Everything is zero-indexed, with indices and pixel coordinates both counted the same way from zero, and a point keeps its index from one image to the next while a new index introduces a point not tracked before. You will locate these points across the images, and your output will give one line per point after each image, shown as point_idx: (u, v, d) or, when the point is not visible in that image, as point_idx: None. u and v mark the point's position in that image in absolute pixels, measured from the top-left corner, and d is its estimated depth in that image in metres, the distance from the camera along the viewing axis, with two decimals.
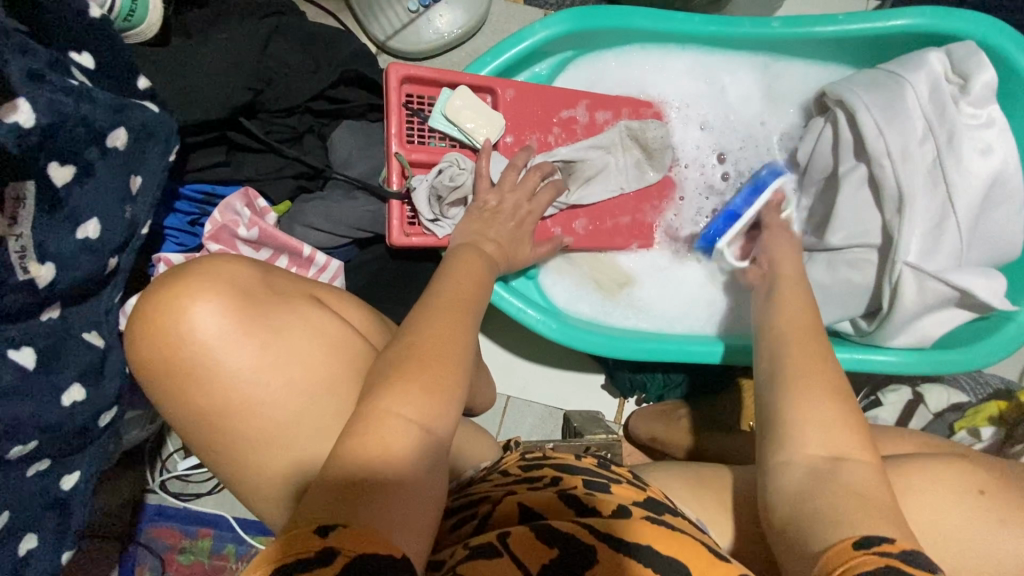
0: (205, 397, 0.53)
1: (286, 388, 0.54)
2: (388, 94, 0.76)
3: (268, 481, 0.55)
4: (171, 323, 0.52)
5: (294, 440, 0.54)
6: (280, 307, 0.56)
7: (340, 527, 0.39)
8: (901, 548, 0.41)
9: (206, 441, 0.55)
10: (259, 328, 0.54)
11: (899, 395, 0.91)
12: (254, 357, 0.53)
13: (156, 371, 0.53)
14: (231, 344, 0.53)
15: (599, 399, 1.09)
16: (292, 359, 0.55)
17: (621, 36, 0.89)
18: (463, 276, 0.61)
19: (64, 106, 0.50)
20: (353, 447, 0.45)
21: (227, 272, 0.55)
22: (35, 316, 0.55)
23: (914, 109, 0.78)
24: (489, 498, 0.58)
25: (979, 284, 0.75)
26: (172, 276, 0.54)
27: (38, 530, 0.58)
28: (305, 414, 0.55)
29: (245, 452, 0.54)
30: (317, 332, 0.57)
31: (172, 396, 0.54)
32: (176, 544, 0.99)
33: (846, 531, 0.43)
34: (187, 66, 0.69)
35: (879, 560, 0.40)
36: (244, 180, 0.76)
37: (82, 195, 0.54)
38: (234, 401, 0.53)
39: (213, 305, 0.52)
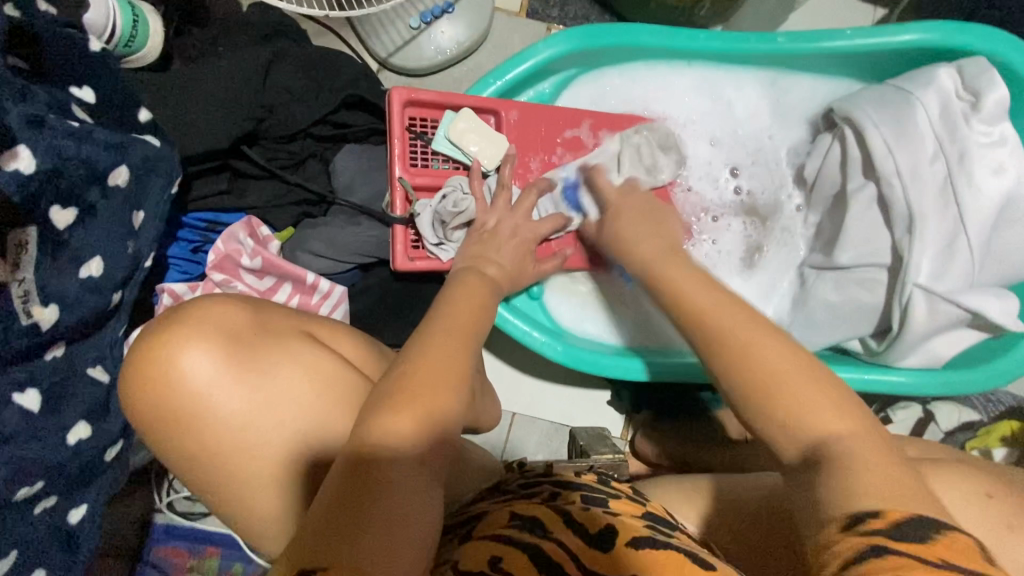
0: (199, 440, 0.53)
1: (278, 428, 0.54)
2: (391, 118, 0.75)
3: (268, 518, 0.55)
4: (163, 368, 0.52)
5: (290, 478, 0.54)
6: (272, 346, 0.56)
7: None
8: (893, 521, 0.39)
9: (203, 481, 0.55)
10: (251, 370, 0.54)
11: (909, 412, 0.90)
12: (247, 398, 0.53)
13: (149, 417, 0.53)
14: (221, 387, 0.53)
15: (605, 415, 1.08)
16: (284, 397, 0.55)
17: (625, 53, 0.88)
18: (463, 301, 0.60)
19: (66, 151, 0.50)
20: (342, 481, 0.45)
21: (215, 313, 0.55)
22: (40, 355, 0.55)
23: (923, 127, 0.77)
24: (485, 513, 0.58)
25: (993, 306, 0.74)
26: (164, 320, 0.54)
27: (46, 565, 0.58)
28: (301, 450, 0.55)
29: (243, 490, 0.54)
30: (309, 368, 0.56)
31: (167, 440, 0.54)
32: (184, 563, 1.00)
33: (842, 508, 0.42)
34: (187, 96, 0.68)
35: (866, 543, 0.39)
36: (248, 207, 0.76)
37: (85, 235, 0.54)
38: (228, 443, 0.53)
39: (201, 349, 0.53)
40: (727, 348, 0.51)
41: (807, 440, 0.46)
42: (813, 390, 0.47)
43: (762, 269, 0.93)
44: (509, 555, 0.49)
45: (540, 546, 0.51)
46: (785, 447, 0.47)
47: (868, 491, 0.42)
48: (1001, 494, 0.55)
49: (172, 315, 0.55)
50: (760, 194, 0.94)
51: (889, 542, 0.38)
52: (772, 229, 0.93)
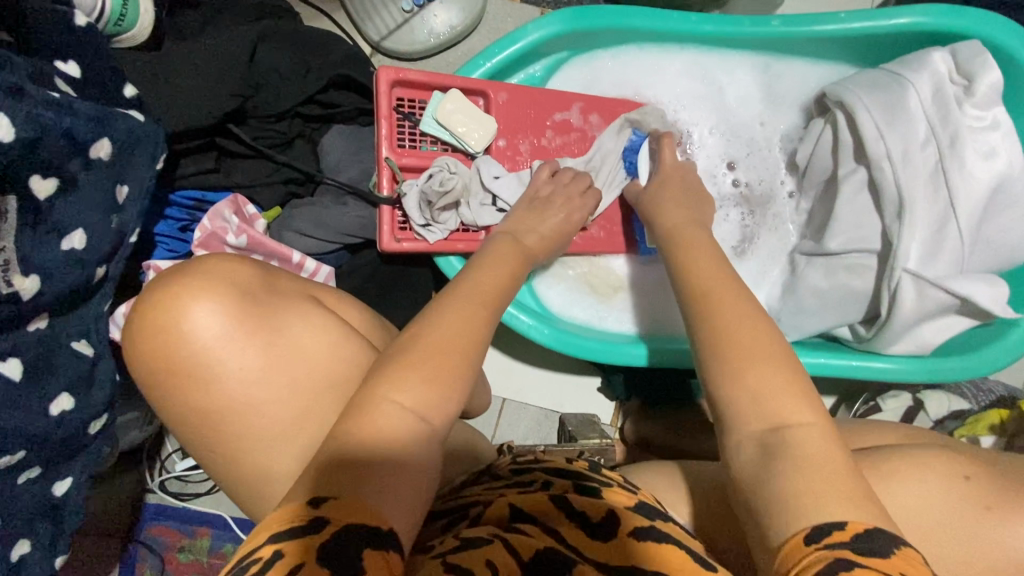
0: (207, 394, 0.54)
1: (287, 386, 0.55)
2: (379, 98, 0.75)
3: (270, 480, 0.54)
4: (174, 320, 0.52)
5: (294, 438, 0.55)
6: (281, 306, 0.57)
7: (331, 500, 0.40)
8: (853, 533, 0.40)
9: (206, 439, 0.55)
10: (261, 326, 0.54)
11: (899, 401, 0.89)
12: (256, 354, 0.54)
13: (157, 369, 0.54)
14: (230, 342, 0.53)
15: (595, 401, 1.08)
16: (294, 355, 0.55)
17: (617, 36, 0.87)
18: (491, 269, 0.61)
19: (45, 120, 0.50)
20: (346, 437, 0.45)
21: (227, 270, 0.56)
22: (23, 326, 0.56)
23: (916, 110, 0.76)
24: (478, 501, 0.57)
25: (982, 291, 0.73)
26: (174, 275, 0.54)
27: (31, 534, 0.59)
28: (307, 410, 0.55)
29: (247, 449, 0.54)
30: (318, 328, 0.57)
31: (173, 393, 0.54)
32: (176, 543, 1.01)
33: (803, 519, 0.42)
34: (172, 72, 0.68)
35: (830, 555, 0.39)
36: (234, 186, 0.76)
37: (66, 207, 0.54)
38: (235, 398, 0.54)
39: (215, 304, 0.53)
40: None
41: (764, 439, 0.47)
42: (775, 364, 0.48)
43: (751, 256, 0.93)
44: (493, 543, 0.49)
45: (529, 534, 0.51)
46: (741, 449, 0.48)
47: (828, 504, 0.42)
48: (979, 477, 0.55)
49: (182, 272, 0.55)
50: (752, 180, 0.93)
51: (852, 556, 0.39)
52: (764, 215, 0.93)
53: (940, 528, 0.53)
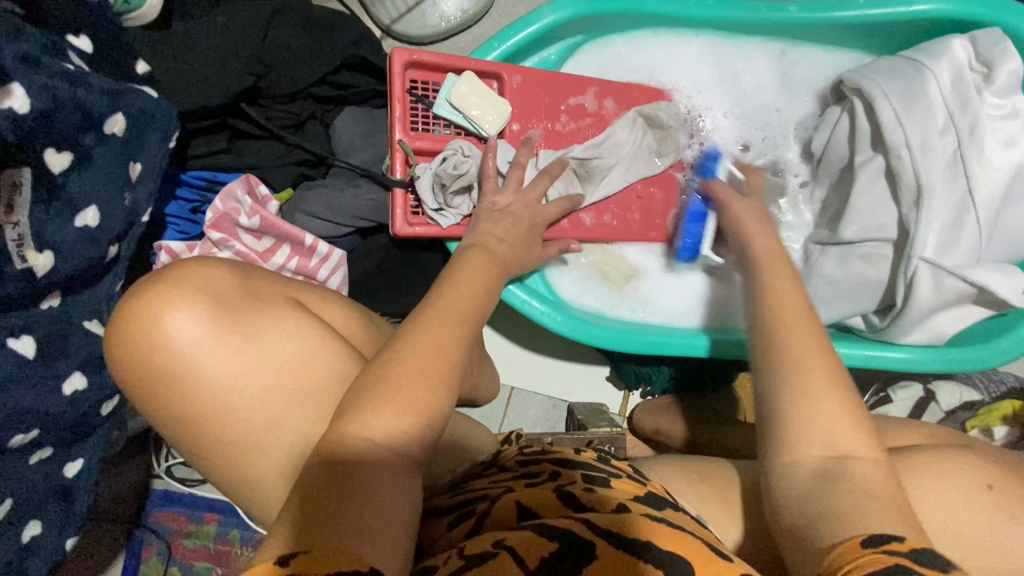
0: (183, 406, 0.53)
1: (263, 394, 0.54)
2: (392, 79, 0.74)
3: (253, 484, 0.56)
4: (146, 330, 0.52)
5: (273, 446, 0.55)
6: (255, 310, 0.56)
7: (303, 553, 0.39)
8: (911, 547, 0.40)
9: (190, 446, 0.55)
10: (234, 333, 0.54)
11: (909, 392, 0.89)
12: (231, 362, 0.53)
13: (133, 379, 0.53)
14: (203, 351, 0.53)
15: (603, 391, 1.08)
16: (270, 362, 0.54)
17: (633, 20, 0.86)
18: (468, 281, 0.59)
19: (61, 92, 0.49)
20: (324, 472, 0.45)
21: (200, 277, 0.54)
22: (34, 304, 0.55)
23: (935, 97, 0.76)
24: (486, 495, 0.57)
25: (999, 280, 0.73)
26: (147, 282, 0.53)
27: (42, 516, 0.59)
28: (286, 420, 0.55)
29: (229, 456, 0.55)
30: (295, 335, 0.56)
31: (152, 402, 0.54)
32: (182, 529, 1.00)
33: (858, 528, 0.42)
34: (184, 49, 0.67)
35: (886, 560, 0.39)
36: (245, 167, 0.75)
37: (80, 182, 0.53)
38: (211, 408, 0.53)
39: (186, 312, 0.52)
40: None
41: (824, 466, 0.47)
42: None
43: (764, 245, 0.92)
44: (514, 537, 0.47)
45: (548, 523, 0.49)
46: (796, 469, 0.48)
47: (881, 519, 0.43)
48: (1001, 485, 0.54)
49: (155, 277, 0.54)
50: (765, 169, 0.92)
51: (911, 564, 0.39)
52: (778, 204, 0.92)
53: (959, 514, 0.52)
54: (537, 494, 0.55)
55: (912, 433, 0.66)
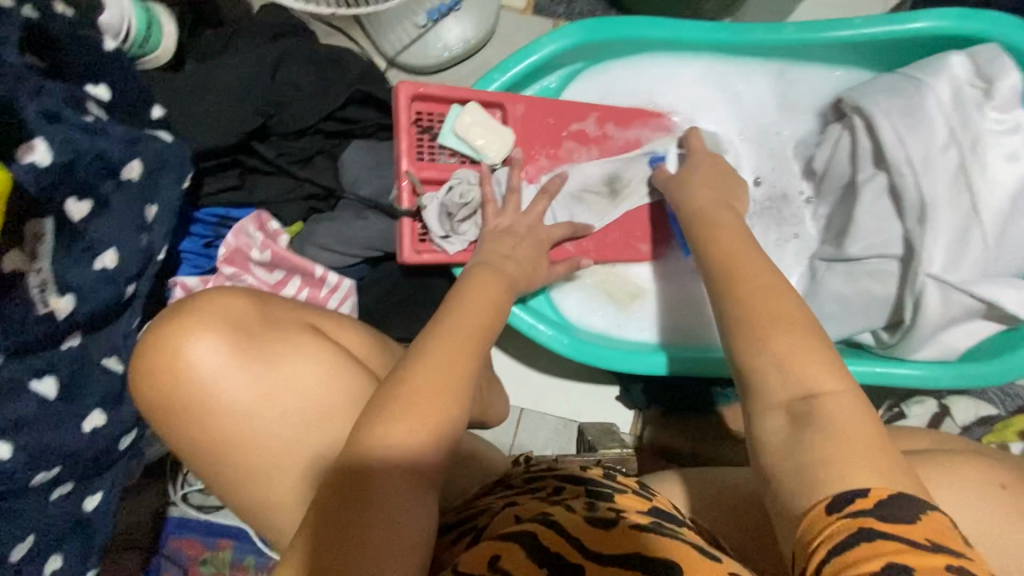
0: (204, 430, 0.55)
1: (282, 419, 0.56)
2: (398, 113, 0.76)
3: (276, 510, 0.57)
4: (172, 357, 0.54)
5: (296, 472, 0.56)
6: (278, 336, 0.57)
7: None
8: (875, 500, 0.40)
9: (210, 469, 0.57)
10: (257, 360, 0.55)
11: (924, 406, 0.88)
12: (252, 388, 0.55)
13: (159, 404, 0.55)
14: (227, 375, 0.54)
15: (613, 410, 1.08)
16: (289, 387, 0.56)
17: (631, 46, 0.88)
18: (474, 301, 0.60)
19: (81, 144, 0.51)
20: (337, 494, 0.47)
21: (221, 305, 0.56)
22: (57, 344, 0.56)
23: (936, 115, 0.76)
24: (489, 510, 0.59)
25: (1009, 295, 0.72)
26: (174, 310, 0.55)
27: (64, 549, 0.60)
28: (307, 443, 0.56)
29: (252, 483, 0.56)
30: (314, 360, 0.57)
31: (176, 427, 0.56)
32: (198, 555, 1.01)
33: (824, 490, 0.42)
34: (197, 93, 0.69)
35: (851, 524, 0.39)
36: (257, 202, 0.77)
37: (99, 228, 0.56)
38: (235, 434, 0.55)
39: (210, 339, 0.54)
40: (732, 336, 0.51)
41: (794, 409, 0.47)
42: (804, 349, 0.48)
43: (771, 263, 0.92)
44: (506, 553, 0.48)
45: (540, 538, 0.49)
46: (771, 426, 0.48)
47: (849, 469, 0.42)
48: (1014, 485, 0.54)
49: (182, 305, 0.57)
50: (768, 186, 0.93)
51: (877, 524, 0.38)
52: (781, 221, 0.92)
53: (976, 534, 0.52)
54: (536, 504, 0.56)
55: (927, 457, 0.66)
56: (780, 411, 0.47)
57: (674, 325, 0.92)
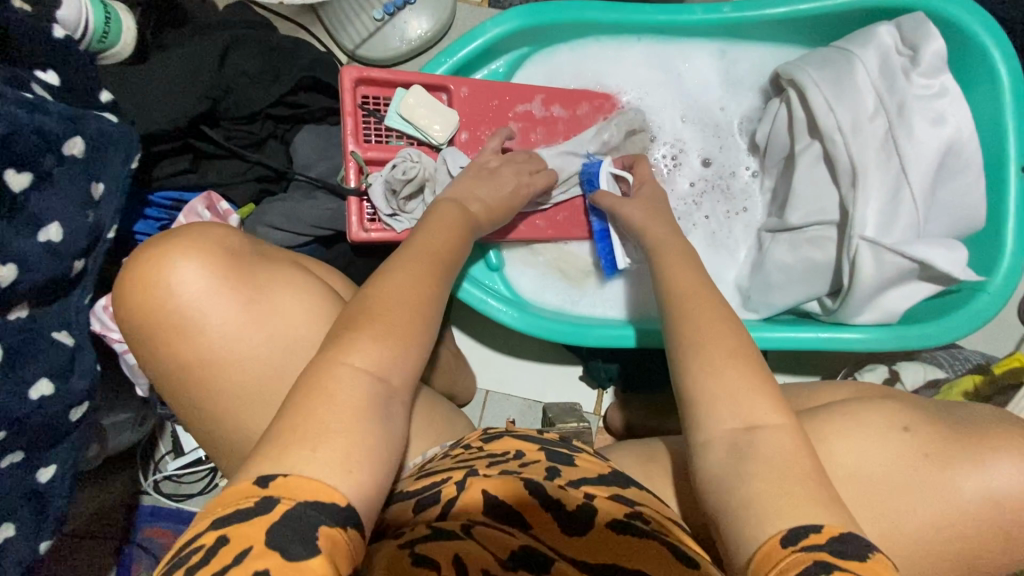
0: (191, 351, 0.57)
1: (268, 342, 0.59)
2: (343, 96, 0.79)
3: (253, 437, 0.59)
4: (158, 279, 0.56)
5: (276, 396, 0.59)
6: (265, 267, 0.61)
7: (280, 477, 0.41)
8: (830, 536, 0.43)
9: (191, 393, 0.59)
10: (244, 284, 0.58)
11: (875, 374, 0.90)
12: (239, 310, 0.58)
13: (145, 326, 0.57)
14: (214, 298, 0.57)
15: (577, 390, 1.10)
16: (276, 312, 0.59)
17: (574, 31, 0.91)
18: (439, 231, 0.64)
19: (18, 118, 0.55)
20: (306, 388, 0.47)
21: (210, 235, 0.60)
22: (3, 314, 0.59)
23: (864, 84, 0.78)
24: (451, 477, 0.56)
25: (939, 256, 0.74)
26: (163, 237, 0.58)
27: (15, 519, 0.62)
28: (289, 367, 0.59)
29: (231, 407, 0.58)
30: (300, 291, 0.61)
31: (162, 348, 0.57)
32: (170, 543, 1.02)
33: (779, 524, 0.45)
34: (145, 80, 0.72)
35: (808, 558, 0.42)
36: (210, 185, 0.79)
37: (41, 200, 0.58)
38: (219, 357, 0.57)
39: (197, 264, 0.57)
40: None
41: (737, 438, 0.51)
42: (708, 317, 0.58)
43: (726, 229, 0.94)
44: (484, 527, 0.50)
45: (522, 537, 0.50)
46: (710, 446, 0.52)
47: (796, 506, 0.45)
48: (917, 426, 0.56)
49: (171, 234, 0.59)
50: (718, 162, 0.95)
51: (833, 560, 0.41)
52: (729, 195, 0.95)
53: (882, 473, 0.54)
54: (507, 479, 0.55)
55: None
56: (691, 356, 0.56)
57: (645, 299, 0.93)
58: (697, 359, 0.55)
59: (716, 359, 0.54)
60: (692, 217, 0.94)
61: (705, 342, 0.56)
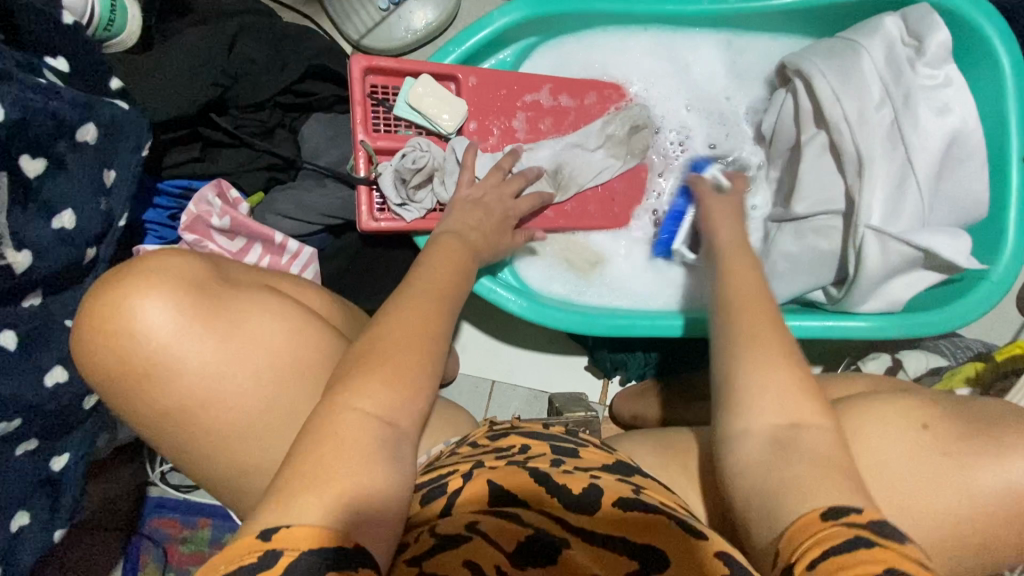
0: (169, 395, 0.57)
1: (250, 377, 0.59)
2: (352, 85, 0.79)
3: (245, 474, 0.60)
4: (127, 322, 0.56)
5: (268, 424, 0.60)
6: (237, 297, 0.61)
7: (281, 529, 0.43)
8: (869, 517, 0.43)
9: (175, 437, 0.59)
10: (215, 321, 0.58)
11: (878, 362, 0.91)
12: (214, 347, 0.58)
13: (116, 373, 0.57)
14: (186, 337, 0.57)
15: (582, 380, 1.11)
16: (251, 345, 0.59)
17: (581, 21, 0.91)
18: (439, 266, 0.64)
19: (32, 103, 0.54)
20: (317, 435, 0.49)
21: (177, 269, 0.59)
22: (17, 301, 0.60)
23: (870, 74, 0.79)
24: (456, 470, 0.58)
25: (943, 244, 0.75)
26: (125, 276, 0.57)
27: (29, 507, 0.63)
28: (272, 399, 0.60)
29: (225, 441, 0.59)
30: (274, 320, 0.61)
31: (137, 395, 0.57)
32: (178, 534, 1.03)
33: (812, 502, 0.45)
34: (154, 67, 0.72)
35: (848, 531, 0.42)
36: (218, 174, 0.79)
37: (55, 186, 0.58)
38: (202, 395, 0.58)
39: (167, 302, 0.57)
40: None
41: (773, 430, 0.49)
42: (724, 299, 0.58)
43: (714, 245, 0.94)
44: (485, 519, 0.51)
45: (525, 518, 0.51)
46: (751, 434, 0.50)
47: (831, 487, 0.45)
48: (938, 426, 0.56)
49: (133, 270, 0.58)
50: (724, 153, 0.96)
51: (870, 535, 0.42)
52: None
53: (896, 463, 0.55)
54: (509, 468, 0.56)
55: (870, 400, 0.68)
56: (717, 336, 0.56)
57: (649, 285, 0.96)
58: (724, 359, 0.54)
59: (759, 351, 0.53)
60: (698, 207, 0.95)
61: (723, 339, 0.56)
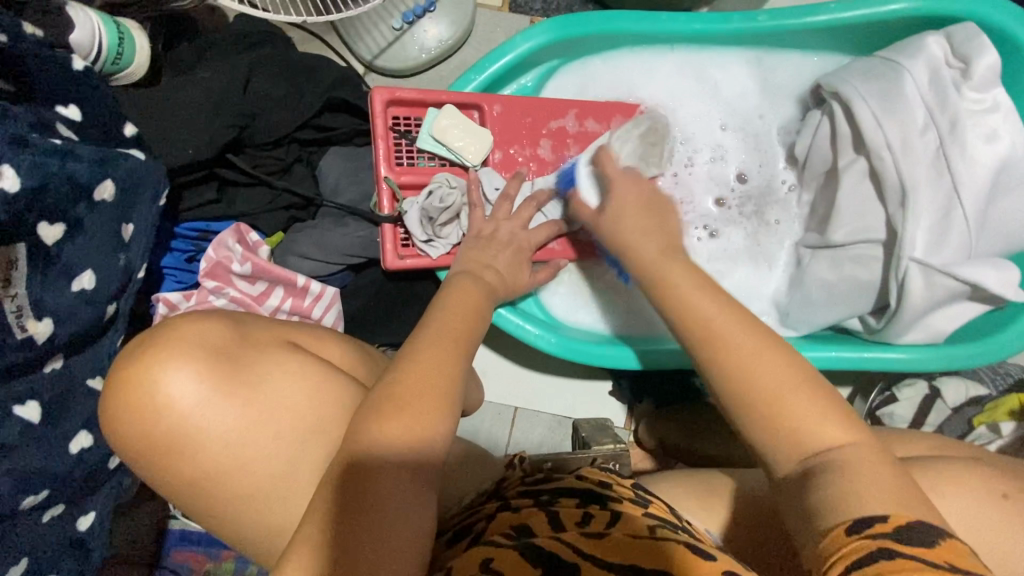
0: (195, 463, 0.56)
1: (277, 438, 0.57)
2: (374, 119, 0.76)
3: (273, 536, 0.58)
4: (149, 393, 0.54)
5: (292, 486, 0.57)
6: (257, 354, 0.59)
7: None
8: (895, 525, 0.41)
9: (203, 505, 0.57)
10: (238, 384, 0.57)
11: (914, 390, 0.88)
12: (238, 413, 0.56)
13: (142, 446, 0.55)
14: (210, 404, 0.55)
15: (608, 405, 1.08)
16: (276, 406, 0.58)
17: (606, 41, 0.87)
18: (457, 306, 0.61)
19: (50, 167, 0.52)
20: (340, 488, 0.47)
21: (196, 333, 0.58)
22: (39, 367, 0.57)
23: (914, 98, 0.75)
24: (484, 515, 0.58)
25: (990, 277, 0.72)
26: (147, 344, 0.56)
27: (60, 570, 0.59)
28: (299, 461, 0.57)
29: (252, 507, 0.57)
30: (297, 377, 0.59)
31: (163, 467, 0.56)
32: (200, 567, 0.97)
33: (843, 514, 0.43)
34: (170, 110, 0.69)
35: (871, 545, 0.40)
36: (237, 215, 0.77)
37: (75, 250, 0.56)
38: (226, 459, 0.56)
39: (185, 369, 0.55)
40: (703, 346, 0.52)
41: (784, 430, 0.47)
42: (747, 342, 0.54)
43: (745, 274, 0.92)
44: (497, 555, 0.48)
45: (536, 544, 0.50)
46: (770, 447, 0.48)
47: (866, 497, 0.43)
48: (1017, 495, 0.55)
49: (154, 338, 0.57)
50: (754, 174, 0.93)
51: (895, 546, 0.40)
52: (764, 210, 0.92)
53: (950, 518, 0.54)
54: (528, 511, 0.55)
55: (920, 444, 0.66)
56: (739, 375, 0.50)
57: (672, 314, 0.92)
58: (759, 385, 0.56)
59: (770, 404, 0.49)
60: (725, 230, 0.92)
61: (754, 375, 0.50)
